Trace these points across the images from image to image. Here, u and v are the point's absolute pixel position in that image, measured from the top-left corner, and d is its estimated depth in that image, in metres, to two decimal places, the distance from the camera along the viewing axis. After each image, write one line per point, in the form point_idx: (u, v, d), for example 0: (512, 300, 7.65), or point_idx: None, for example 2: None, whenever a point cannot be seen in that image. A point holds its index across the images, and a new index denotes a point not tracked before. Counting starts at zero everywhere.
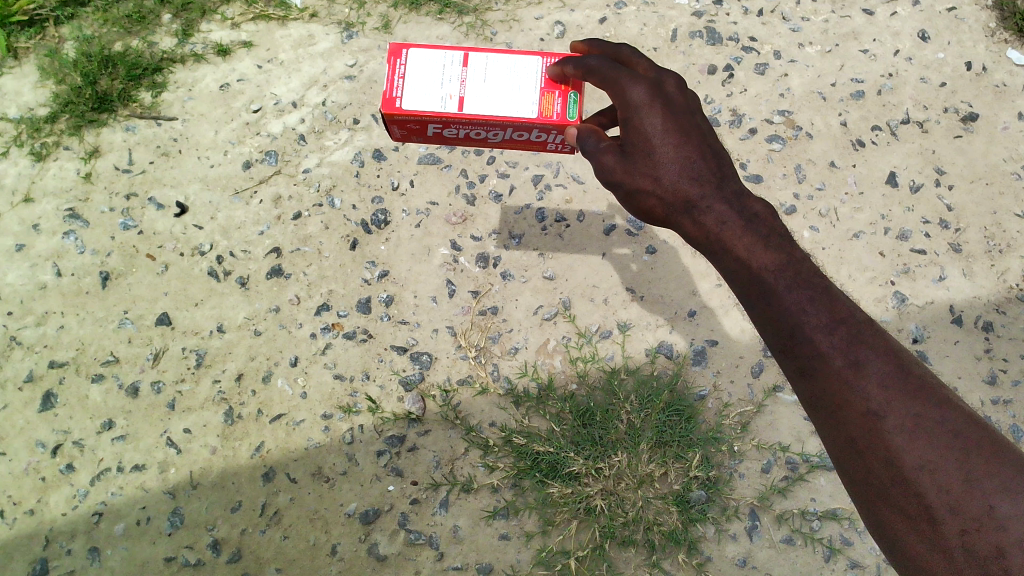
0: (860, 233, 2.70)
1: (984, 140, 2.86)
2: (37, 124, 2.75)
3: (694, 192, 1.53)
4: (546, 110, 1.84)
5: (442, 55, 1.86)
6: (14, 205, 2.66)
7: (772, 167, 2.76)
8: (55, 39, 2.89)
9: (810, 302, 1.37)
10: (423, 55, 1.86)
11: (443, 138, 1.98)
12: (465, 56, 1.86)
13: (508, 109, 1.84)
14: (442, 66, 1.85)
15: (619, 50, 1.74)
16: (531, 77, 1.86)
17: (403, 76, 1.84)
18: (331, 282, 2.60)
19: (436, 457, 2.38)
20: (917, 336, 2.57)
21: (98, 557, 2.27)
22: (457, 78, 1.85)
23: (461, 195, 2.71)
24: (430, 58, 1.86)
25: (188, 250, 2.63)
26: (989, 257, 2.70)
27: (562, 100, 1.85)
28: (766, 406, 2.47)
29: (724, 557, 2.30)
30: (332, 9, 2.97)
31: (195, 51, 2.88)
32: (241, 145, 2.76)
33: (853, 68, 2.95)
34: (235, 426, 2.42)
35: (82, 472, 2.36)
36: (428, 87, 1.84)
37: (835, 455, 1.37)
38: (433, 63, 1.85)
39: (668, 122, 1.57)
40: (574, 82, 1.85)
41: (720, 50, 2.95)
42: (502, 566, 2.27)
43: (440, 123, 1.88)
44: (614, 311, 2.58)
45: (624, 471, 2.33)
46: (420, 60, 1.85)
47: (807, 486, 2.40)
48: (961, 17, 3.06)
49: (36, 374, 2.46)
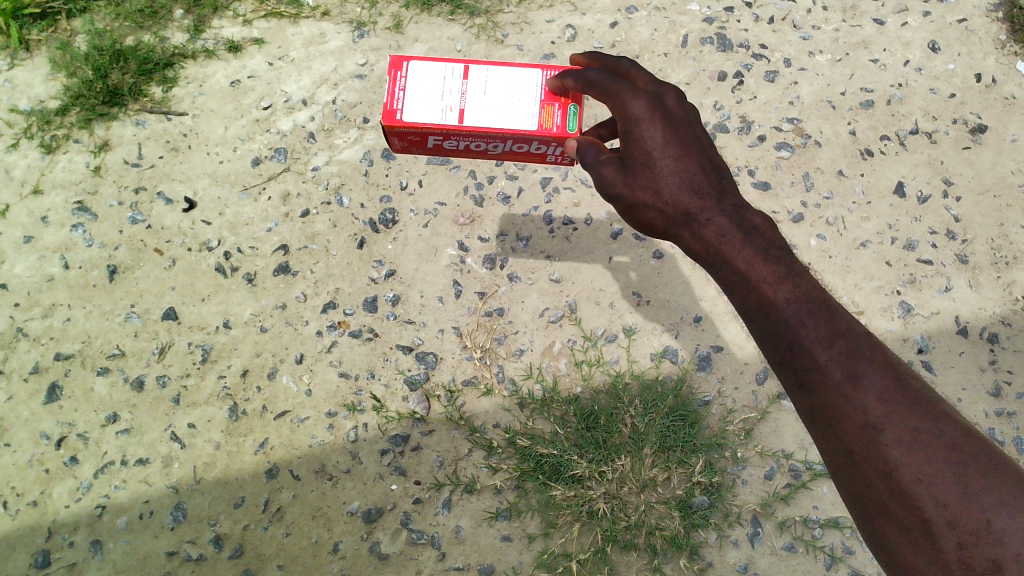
0: (867, 242, 2.70)
1: (992, 151, 2.86)
2: (47, 116, 2.75)
3: (694, 204, 1.53)
4: (546, 123, 1.85)
5: (442, 68, 1.86)
6: (23, 196, 2.66)
7: (779, 175, 2.77)
8: (67, 32, 2.89)
9: (809, 315, 1.38)
10: (423, 68, 1.86)
11: (443, 149, 1.98)
12: (465, 69, 1.86)
13: (509, 121, 1.84)
14: (442, 78, 1.86)
15: (617, 63, 1.75)
16: (532, 89, 1.86)
17: (404, 88, 1.85)
18: (338, 280, 2.60)
19: (440, 457, 2.39)
20: (922, 346, 2.57)
21: (99, 549, 2.27)
22: (457, 90, 1.85)
23: (469, 196, 2.72)
24: (430, 71, 1.86)
25: (196, 245, 2.63)
26: (995, 269, 2.70)
27: (562, 113, 1.85)
28: (770, 413, 2.48)
29: (725, 563, 2.30)
30: (344, 7, 2.98)
31: (207, 47, 2.89)
32: (250, 142, 2.77)
33: (864, 76, 2.96)
34: (239, 422, 2.43)
35: (86, 465, 2.37)
36: (428, 100, 1.84)
37: (833, 468, 1.37)
38: (433, 75, 1.86)
39: (669, 134, 1.57)
40: (574, 95, 1.85)
41: (731, 56, 2.95)
42: (503, 567, 2.28)
43: (440, 135, 1.88)
44: (620, 315, 2.58)
45: (627, 475, 2.32)
46: (420, 72, 1.86)
47: (809, 494, 2.40)
48: (971, 28, 3.06)
49: (42, 366, 2.47)
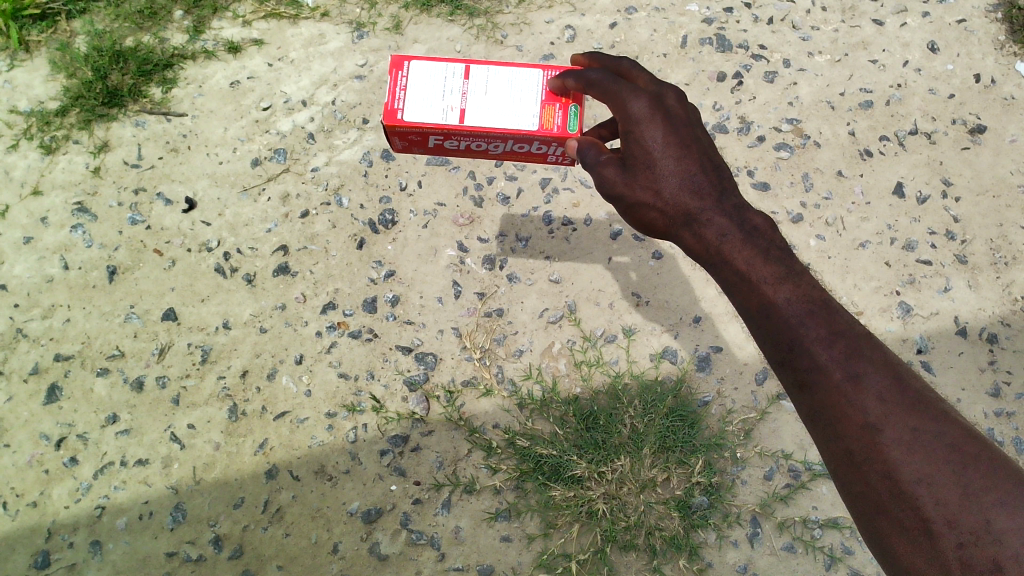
0: (866, 242, 2.70)
1: (992, 152, 2.87)
2: (47, 117, 2.76)
3: (694, 205, 1.53)
4: (547, 123, 1.85)
5: (443, 68, 1.86)
6: (22, 196, 2.66)
7: (779, 175, 2.77)
8: (67, 33, 2.89)
9: (809, 315, 1.38)
10: (424, 68, 1.86)
11: (444, 149, 1.98)
12: (466, 69, 1.86)
13: (509, 121, 1.84)
14: (443, 79, 1.86)
15: (617, 63, 1.76)
16: (532, 89, 1.87)
17: (404, 88, 1.85)
18: (338, 281, 2.61)
19: (439, 458, 2.39)
20: (921, 346, 2.58)
21: (99, 550, 2.27)
22: (458, 91, 1.85)
23: (469, 197, 2.72)
24: (431, 71, 1.86)
25: (196, 246, 2.63)
26: (995, 269, 2.70)
27: (563, 113, 1.85)
28: (769, 413, 2.48)
29: (724, 563, 2.30)
30: (343, 8, 2.98)
31: (206, 48, 2.89)
32: (250, 143, 2.77)
33: (863, 77, 2.96)
34: (239, 423, 2.43)
35: (85, 465, 2.37)
36: (428, 101, 1.84)
37: (833, 468, 1.37)
38: (434, 75, 1.86)
39: (669, 134, 1.57)
40: (574, 95, 1.85)
41: (730, 57, 2.96)
42: (503, 567, 2.28)
43: (440, 135, 1.88)
44: (619, 315, 2.58)
45: (627, 475, 2.32)
46: (420, 72, 1.86)
47: (808, 494, 2.40)
48: (970, 29, 3.07)
49: (42, 366, 2.47)
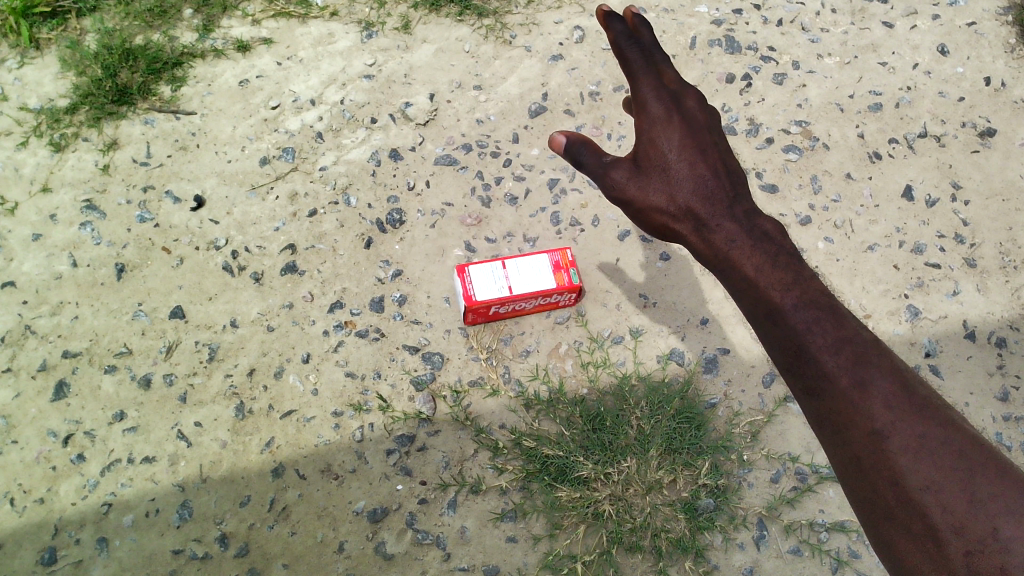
0: (875, 245, 2.70)
1: (1001, 155, 2.86)
2: (57, 115, 2.77)
3: (704, 210, 1.54)
4: (559, 282, 2.45)
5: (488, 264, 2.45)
6: (31, 194, 2.67)
7: (788, 177, 2.77)
8: (77, 31, 2.90)
9: (816, 322, 1.36)
10: (476, 269, 2.44)
11: (501, 314, 2.51)
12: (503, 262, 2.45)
13: (541, 286, 2.44)
14: (490, 270, 2.44)
15: (650, 48, 1.61)
16: (545, 262, 2.47)
17: (468, 283, 2.42)
18: (345, 280, 2.61)
19: (446, 458, 2.39)
20: (929, 350, 2.57)
21: (106, 547, 2.27)
22: (503, 278, 2.44)
23: (476, 197, 2.72)
24: (481, 268, 2.44)
25: (203, 244, 2.64)
26: (1003, 273, 2.69)
27: (567, 274, 2.47)
28: (776, 416, 2.47)
29: (730, 565, 2.29)
30: (352, 8, 2.98)
31: (215, 46, 2.90)
32: (258, 142, 2.77)
33: (872, 80, 2.96)
34: (246, 420, 2.43)
35: (93, 462, 2.37)
36: (487, 286, 2.42)
37: (840, 473, 1.36)
38: (484, 271, 2.44)
39: (685, 138, 1.57)
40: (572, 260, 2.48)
41: (739, 59, 2.95)
42: (508, 568, 2.27)
43: (500, 306, 2.44)
44: (626, 317, 2.58)
45: (633, 477, 2.33)
46: (475, 271, 2.43)
47: (815, 497, 2.39)
48: (980, 32, 3.06)
49: (50, 363, 2.47)
